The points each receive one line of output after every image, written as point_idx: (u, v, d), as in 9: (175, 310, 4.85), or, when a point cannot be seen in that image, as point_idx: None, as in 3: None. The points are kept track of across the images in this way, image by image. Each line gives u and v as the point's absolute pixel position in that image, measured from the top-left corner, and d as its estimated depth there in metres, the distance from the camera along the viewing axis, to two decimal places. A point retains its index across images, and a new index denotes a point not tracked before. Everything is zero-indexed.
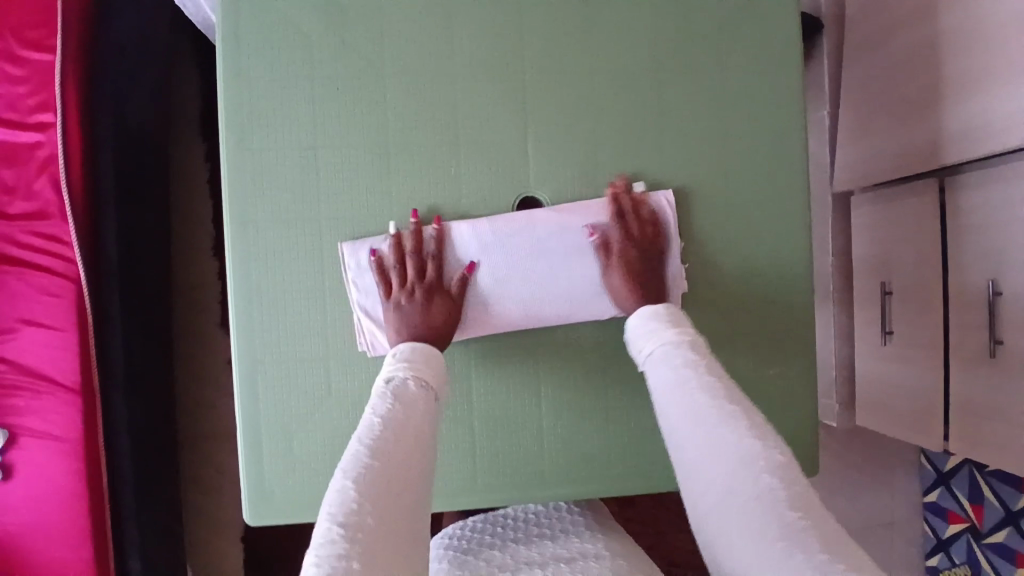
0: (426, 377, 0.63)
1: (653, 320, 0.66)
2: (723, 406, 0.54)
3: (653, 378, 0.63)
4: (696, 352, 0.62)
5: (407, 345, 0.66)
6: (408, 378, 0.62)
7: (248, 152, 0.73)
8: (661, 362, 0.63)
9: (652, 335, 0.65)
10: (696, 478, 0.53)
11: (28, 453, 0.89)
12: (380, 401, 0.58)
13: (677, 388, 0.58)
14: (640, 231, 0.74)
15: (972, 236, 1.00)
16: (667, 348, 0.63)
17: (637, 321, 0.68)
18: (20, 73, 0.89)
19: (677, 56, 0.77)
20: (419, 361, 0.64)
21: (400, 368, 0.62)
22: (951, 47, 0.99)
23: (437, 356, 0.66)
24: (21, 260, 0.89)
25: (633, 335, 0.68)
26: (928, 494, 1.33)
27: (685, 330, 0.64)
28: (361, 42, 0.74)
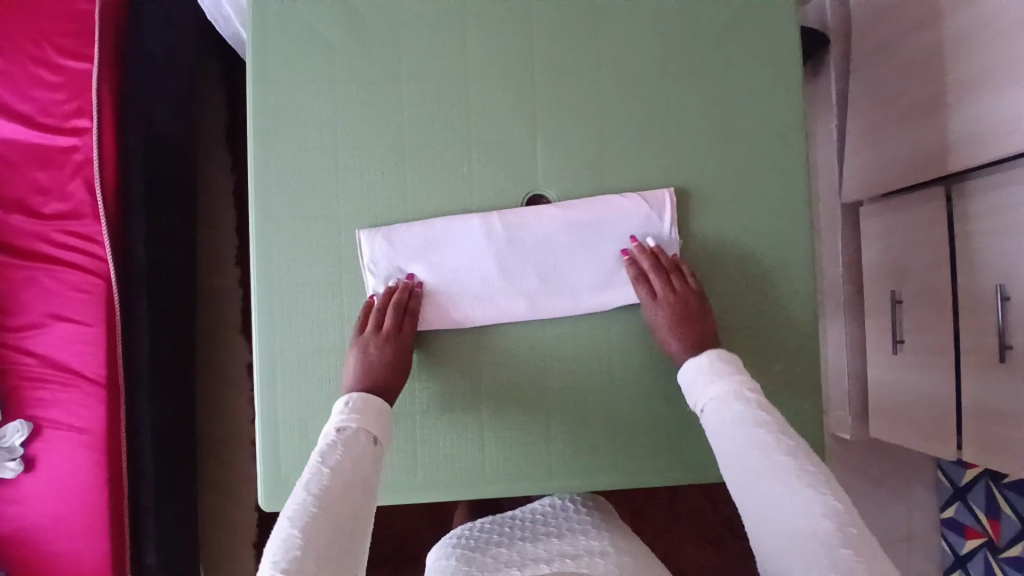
0: (373, 428, 0.67)
1: (707, 366, 0.68)
2: (776, 458, 0.58)
3: (709, 423, 0.66)
4: (753, 403, 0.64)
5: (353, 396, 0.68)
6: (352, 430, 0.65)
7: (272, 151, 0.77)
8: (719, 412, 0.65)
9: (702, 388, 0.68)
10: (756, 524, 0.57)
11: (51, 444, 0.92)
12: (323, 452, 0.63)
13: (734, 435, 0.62)
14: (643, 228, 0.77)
15: (981, 241, 1.01)
16: (725, 399, 0.65)
17: (691, 372, 0.70)
18: (57, 80, 0.95)
19: (681, 61, 0.80)
20: (367, 411, 0.67)
21: (347, 420, 0.66)
22: (953, 57, 1.01)
23: (384, 408, 0.69)
24: (53, 257, 0.94)
25: (686, 386, 0.70)
26: (946, 509, 1.31)
27: (737, 377, 0.67)
28: (381, 48, 0.78)
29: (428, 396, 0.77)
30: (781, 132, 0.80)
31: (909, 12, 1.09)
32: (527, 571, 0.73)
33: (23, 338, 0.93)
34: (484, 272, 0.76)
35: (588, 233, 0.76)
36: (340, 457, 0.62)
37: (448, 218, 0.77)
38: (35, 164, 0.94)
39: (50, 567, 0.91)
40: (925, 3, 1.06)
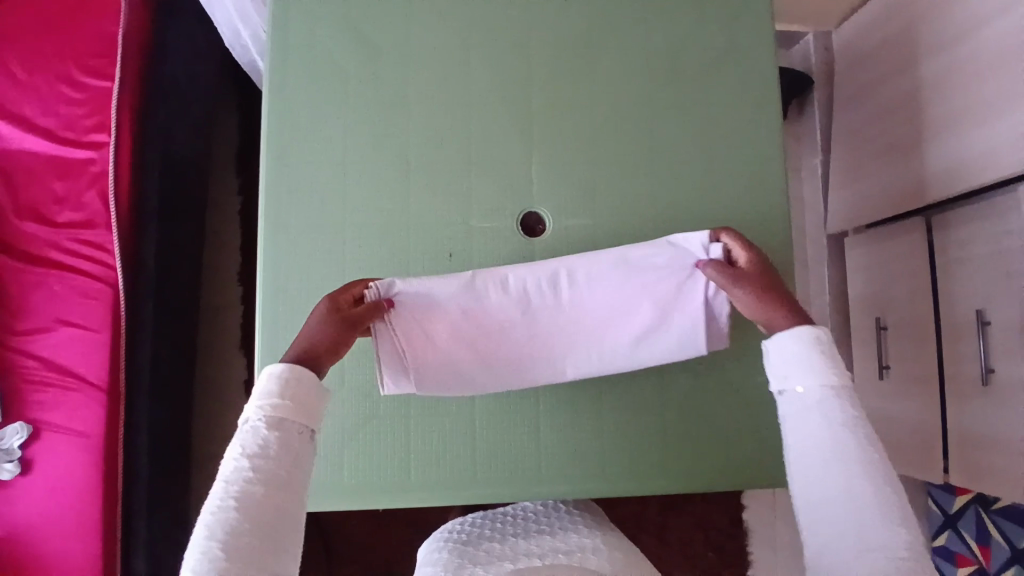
0: (295, 413, 0.56)
1: (807, 347, 0.60)
2: (881, 488, 0.54)
3: (793, 412, 0.59)
4: (853, 407, 0.57)
5: (273, 372, 0.57)
6: (266, 421, 0.55)
7: (282, 164, 0.81)
8: (817, 405, 0.58)
9: (804, 371, 0.59)
10: (827, 538, 0.54)
11: (48, 446, 0.93)
12: (235, 456, 0.54)
13: (828, 440, 0.56)
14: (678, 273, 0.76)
15: (962, 269, 1.04)
16: (829, 395, 0.58)
17: (794, 348, 0.60)
18: (79, 96, 1.00)
19: (669, 91, 0.85)
20: (284, 396, 0.56)
21: (261, 409, 0.55)
22: (932, 95, 1.07)
23: (312, 382, 0.58)
24: (64, 264, 0.97)
25: (780, 355, 0.61)
26: (936, 537, 1.29)
27: (843, 374, 0.59)
28: (387, 72, 0.83)
29: (423, 403, 0.79)
30: (765, 158, 0.85)
31: (889, 54, 1.16)
32: (520, 564, 0.74)
33: (30, 341, 0.95)
34: None
35: None
36: (253, 462, 0.53)
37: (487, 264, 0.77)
38: (54, 174, 0.98)
39: (41, 571, 0.91)
40: (902, 46, 1.12)
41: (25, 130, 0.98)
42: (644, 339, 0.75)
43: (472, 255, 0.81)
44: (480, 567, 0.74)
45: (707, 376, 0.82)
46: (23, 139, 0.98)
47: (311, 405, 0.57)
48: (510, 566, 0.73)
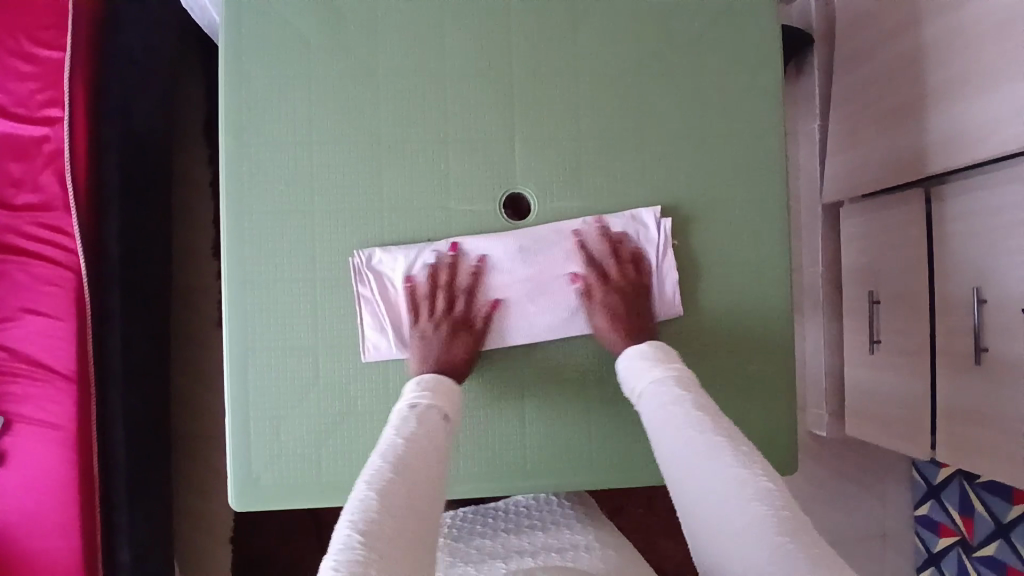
0: (443, 405, 0.65)
1: (646, 352, 0.69)
2: (713, 433, 0.56)
3: (647, 409, 0.65)
4: (685, 385, 0.64)
5: (423, 374, 0.68)
6: (423, 404, 0.64)
7: (245, 146, 0.76)
8: (655, 396, 0.64)
9: (642, 372, 0.68)
10: (691, 504, 0.54)
11: (19, 439, 0.90)
12: (399, 424, 0.61)
13: (669, 412, 0.61)
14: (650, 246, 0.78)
15: (959, 243, 1.01)
16: (658, 385, 0.65)
17: (628, 362, 0.70)
18: (30, 70, 0.93)
19: (660, 62, 0.79)
20: (435, 389, 0.66)
21: (415, 397, 0.65)
22: (933, 60, 1.02)
23: (453, 387, 0.69)
24: (26, 251, 0.92)
25: (626, 371, 0.70)
26: (919, 507, 1.33)
27: (675, 365, 0.67)
28: (355, 44, 0.77)
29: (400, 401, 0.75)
30: (760, 135, 0.80)
31: (892, 13, 1.09)
32: (511, 563, 0.75)
33: None
34: (490, 292, 0.76)
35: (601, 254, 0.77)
36: (416, 426, 0.61)
37: (469, 236, 0.77)
38: (7, 153, 0.92)
39: (23, 565, 0.90)
40: (906, 6, 1.06)
41: None
42: None
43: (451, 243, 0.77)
44: (472, 566, 0.75)
45: (696, 365, 0.79)
46: None
47: (456, 405, 0.67)
48: (501, 565, 0.74)
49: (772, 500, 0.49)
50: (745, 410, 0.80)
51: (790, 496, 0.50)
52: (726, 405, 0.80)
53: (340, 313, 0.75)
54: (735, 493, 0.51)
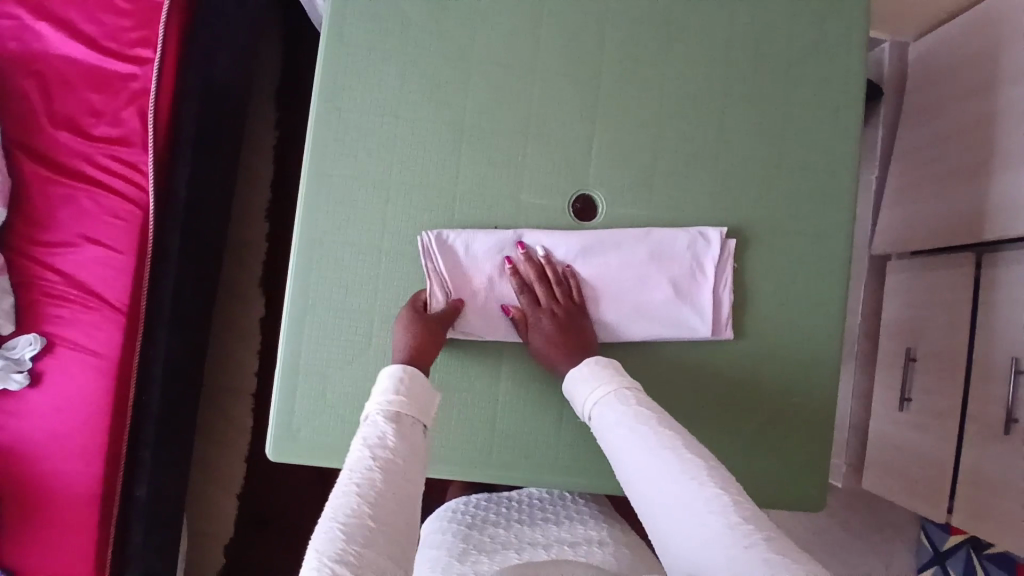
0: (413, 412, 0.62)
1: (586, 371, 0.68)
2: (681, 457, 0.57)
3: (600, 429, 0.65)
4: (640, 401, 0.64)
5: (391, 373, 0.63)
6: (385, 415, 0.60)
7: (334, 110, 0.78)
8: (609, 417, 0.64)
9: (595, 388, 0.67)
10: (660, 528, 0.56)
11: (60, 362, 0.92)
12: (366, 436, 0.58)
13: (624, 434, 0.61)
14: (713, 264, 0.78)
15: (1005, 313, 1.02)
16: (613, 403, 0.65)
17: (577, 377, 0.69)
18: (127, 8, 0.96)
19: (746, 88, 0.81)
20: (403, 393, 0.62)
21: (381, 405, 0.61)
22: (1007, 129, 1.03)
23: (425, 383, 0.64)
24: (94, 181, 0.94)
25: (572, 389, 0.70)
26: (922, 572, 1.31)
27: (626, 380, 0.67)
28: (455, 27, 0.79)
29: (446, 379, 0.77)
30: (834, 173, 0.81)
31: (969, 77, 1.10)
32: (525, 554, 0.76)
33: (51, 255, 0.93)
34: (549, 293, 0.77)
35: (664, 264, 0.78)
36: (384, 440, 0.58)
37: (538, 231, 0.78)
38: (91, 85, 0.95)
39: (46, 483, 0.92)
40: (985, 73, 1.07)
41: (65, 35, 0.94)
42: (657, 313, 0.78)
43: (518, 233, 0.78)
44: (485, 555, 0.76)
45: (738, 389, 0.80)
46: (63, 44, 0.94)
47: (428, 404, 0.63)
48: (515, 556, 0.75)
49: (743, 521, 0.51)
50: (780, 441, 0.80)
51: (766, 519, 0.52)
52: (762, 434, 0.80)
53: (400, 282, 0.77)
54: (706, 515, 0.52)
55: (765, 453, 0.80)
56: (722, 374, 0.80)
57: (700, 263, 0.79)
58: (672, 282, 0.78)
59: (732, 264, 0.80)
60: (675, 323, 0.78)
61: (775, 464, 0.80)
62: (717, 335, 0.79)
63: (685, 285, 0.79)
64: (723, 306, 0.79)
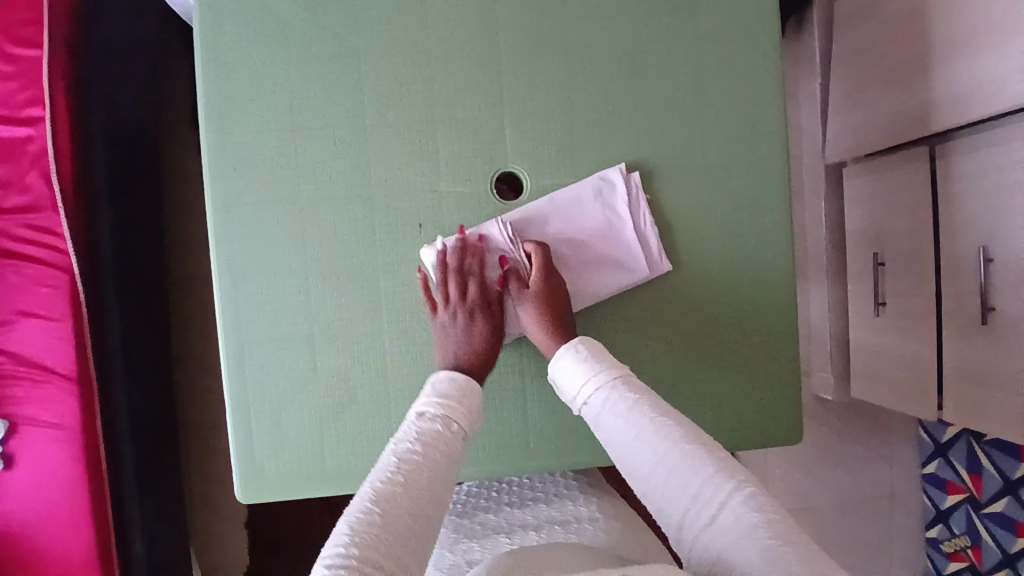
0: (465, 422, 0.64)
1: (581, 356, 0.67)
2: (698, 456, 0.56)
3: (597, 419, 0.64)
4: (635, 391, 0.63)
5: (452, 378, 0.67)
6: (435, 420, 0.63)
7: (228, 136, 0.74)
8: (608, 409, 0.63)
9: (590, 377, 0.66)
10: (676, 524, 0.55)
11: (27, 441, 0.90)
12: (409, 435, 0.61)
13: (625, 431, 0.60)
14: (626, 203, 0.76)
15: (966, 202, 1.00)
16: (608, 392, 0.64)
17: (570, 365, 0.67)
18: (11, 69, 0.90)
19: (652, 30, 0.77)
20: (459, 401, 0.65)
21: (433, 408, 0.64)
22: (941, 13, 0.99)
23: (475, 402, 0.66)
24: (17, 253, 0.90)
25: (566, 379, 0.68)
26: (927, 464, 1.33)
27: (616, 368, 0.66)
28: (337, 23, 0.74)
29: (400, 388, 0.75)
30: (757, 101, 0.78)
31: None
32: (516, 538, 0.77)
33: None
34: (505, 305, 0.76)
35: (582, 220, 0.76)
36: (422, 445, 0.60)
37: (474, 223, 0.76)
38: None
39: (37, 561, 0.91)
40: None
41: None
42: (600, 270, 0.76)
43: (446, 224, 0.76)
44: (476, 542, 0.76)
45: (698, 340, 0.78)
46: None
47: (472, 418, 0.65)
48: (506, 542, 0.76)
49: (760, 519, 0.51)
50: (748, 382, 0.79)
51: (792, 525, 0.51)
52: (729, 379, 0.79)
53: (332, 297, 0.74)
54: (726, 515, 0.52)
55: (733, 397, 0.79)
56: (679, 328, 0.78)
57: (612, 208, 0.76)
58: (598, 235, 0.76)
59: (649, 209, 0.77)
60: (615, 273, 0.76)
61: (746, 405, 0.79)
62: (658, 273, 0.77)
63: (607, 232, 0.76)
64: (652, 245, 0.76)
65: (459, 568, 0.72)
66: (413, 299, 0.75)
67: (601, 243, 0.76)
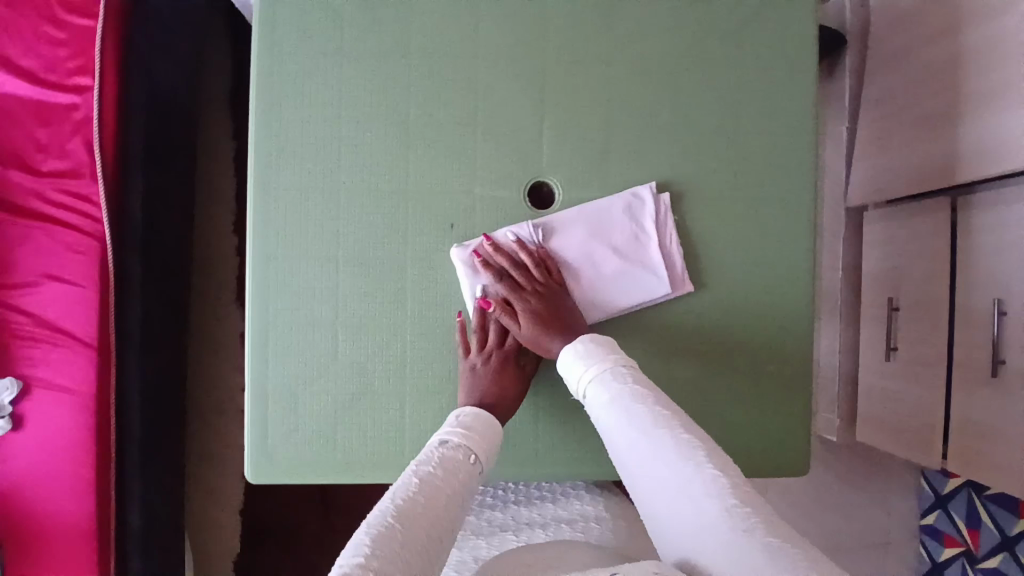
0: (484, 457, 0.65)
1: (581, 350, 0.69)
2: (687, 446, 0.57)
3: (595, 410, 0.66)
4: (633, 383, 0.65)
5: (476, 413, 0.68)
6: (456, 447, 0.63)
7: (274, 120, 0.75)
8: (606, 400, 0.64)
9: (588, 370, 0.67)
10: (662, 511, 0.56)
11: (37, 402, 0.91)
12: (428, 460, 0.61)
13: (620, 419, 0.62)
14: (653, 220, 0.77)
15: (986, 256, 1.01)
16: (607, 384, 0.65)
17: (570, 358, 0.69)
18: (61, 37, 0.93)
19: (693, 56, 0.79)
20: (481, 435, 0.66)
21: (456, 435, 0.65)
22: (974, 69, 1.01)
23: (494, 435, 0.68)
24: (49, 217, 0.92)
25: (566, 371, 0.70)
26: (925, 516, 1.34)
27: (617, 360, 0.67)
28: (389, 21, 0.76)
29: (416, 384, 0.76)
30: (790, 135, 0.80)
31: (933, 15, 1.07)
32: (523, 535, 0.78)
33: (15, 297, 0.92)
34: None
35: (607, 233, 0.77)
36: (438, 469, 0.60)
37: (503, 226, 0.77)
38: (34, 120, 0.92)
39: (34, 523, 0.91)
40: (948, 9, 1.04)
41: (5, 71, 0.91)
42: (623, 283, 0.77)
43: (475, 226, 0.77)
44: (483, 539, 0.78)
45: (713, 364, 0.79)
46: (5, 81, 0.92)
47: (489, 454, 0.66)
48: (513, 538, 0.77)
49: (741, 506, 0.51)
50: (760, 410, 0.80)
51: (780, 521, 0.51)
52: (742, 405, 0.79)
53: (359, 287, 0.76)
54: (705, 502, 0.53)
55: (745, 424, 0.80)
56: (695, 350, 0.79)
57: (640, 224, 0.77)
58: (623, 247, 0.77)
59: (676, 231, 0.78)
60: (638, 287, 0.77)
61: (755, 433, 0.80)
62: (679, 294, 0.78)
63: (632, 246, 0.77)
64: (676, 267, 0.78)
65: (466, 564, 0.74)
66: (438, 296, 0.76)
67: (626, 256, 0.77)
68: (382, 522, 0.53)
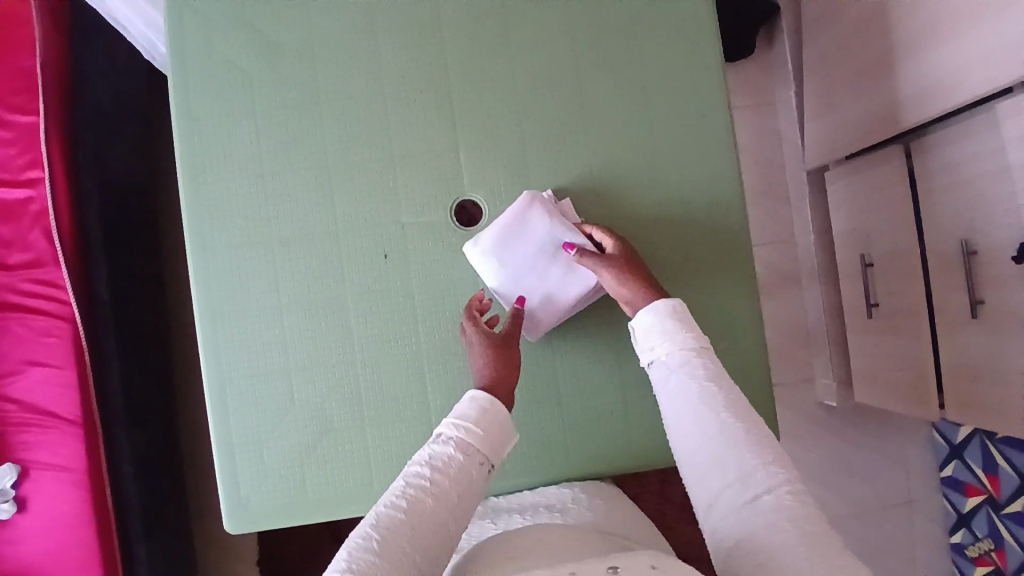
0: (485, 445, 0.61)
1: (664, 318, 0.65)
2: (748, 442, 0.56)
3: (659, 380, 0.63)
4: (707, 362, 0.62)
5: (473, 399, 0.64)
6: (455, 441, 0.61)
7: (201, 185, 0.78)
8: (673, 374, 0.62)
9: (662, 340, 0.64)
10: (712, 498, 0.56)
11: (36, 484, 0.94)
12: (423, 460, 0.59)
13: (687, 401, 0.60)
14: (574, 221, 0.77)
15: (946, 197, 0.99)
16: (678, 360, 0.63)
17: (645, 323, 0.66)
18: (8, 136, 0.97)
19: (594, 56, 0.80)
20: (480, 423, 0.62)
21: (455, 427, 0.61)
22: (899, 14, 1.00)
23: (501, 418, 0.63)
24: (22, 307, 0.96)
25: (637, 337, 0.67)
26: (944, 468, 1.30)
27: (696, 337, 0.64)
28: (295, 73, 0.79)
29: (372, 417, 0.77)
30: (703, 117, 0.80)
31: None
32: (501, 522, 0.79)
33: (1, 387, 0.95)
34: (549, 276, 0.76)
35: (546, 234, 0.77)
36: (431, 473, 0.58)
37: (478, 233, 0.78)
38: None
39: None
40: None
41: None
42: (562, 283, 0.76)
43: (408, 254, 0.79)
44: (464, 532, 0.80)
45: None
46: None
47: (495, 442, 0.62)
48: (492, 526, 0.78)
49: (799, 509, 0.52)
50: None
51: (816, 513, 0.52)
52: None
53: (307, 333, 0.78)
54: (764, 499, 0.53)
55: None
56: None
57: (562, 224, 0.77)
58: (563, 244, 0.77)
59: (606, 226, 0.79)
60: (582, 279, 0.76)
61: None
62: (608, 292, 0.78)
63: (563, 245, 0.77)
64: None
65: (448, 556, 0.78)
66: (380, 329, 0.78)
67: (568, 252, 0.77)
68: (370, 534, 0.54)
